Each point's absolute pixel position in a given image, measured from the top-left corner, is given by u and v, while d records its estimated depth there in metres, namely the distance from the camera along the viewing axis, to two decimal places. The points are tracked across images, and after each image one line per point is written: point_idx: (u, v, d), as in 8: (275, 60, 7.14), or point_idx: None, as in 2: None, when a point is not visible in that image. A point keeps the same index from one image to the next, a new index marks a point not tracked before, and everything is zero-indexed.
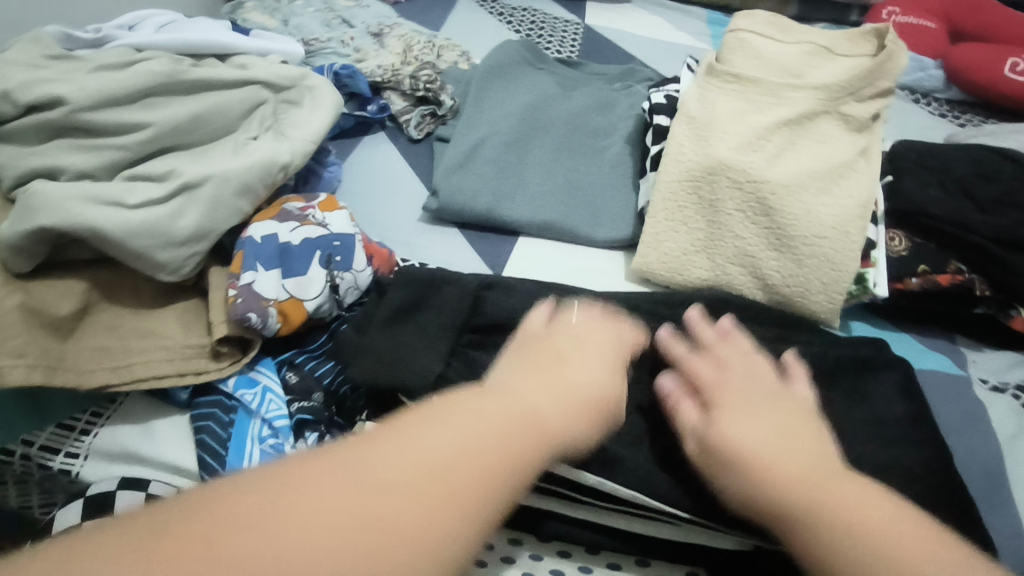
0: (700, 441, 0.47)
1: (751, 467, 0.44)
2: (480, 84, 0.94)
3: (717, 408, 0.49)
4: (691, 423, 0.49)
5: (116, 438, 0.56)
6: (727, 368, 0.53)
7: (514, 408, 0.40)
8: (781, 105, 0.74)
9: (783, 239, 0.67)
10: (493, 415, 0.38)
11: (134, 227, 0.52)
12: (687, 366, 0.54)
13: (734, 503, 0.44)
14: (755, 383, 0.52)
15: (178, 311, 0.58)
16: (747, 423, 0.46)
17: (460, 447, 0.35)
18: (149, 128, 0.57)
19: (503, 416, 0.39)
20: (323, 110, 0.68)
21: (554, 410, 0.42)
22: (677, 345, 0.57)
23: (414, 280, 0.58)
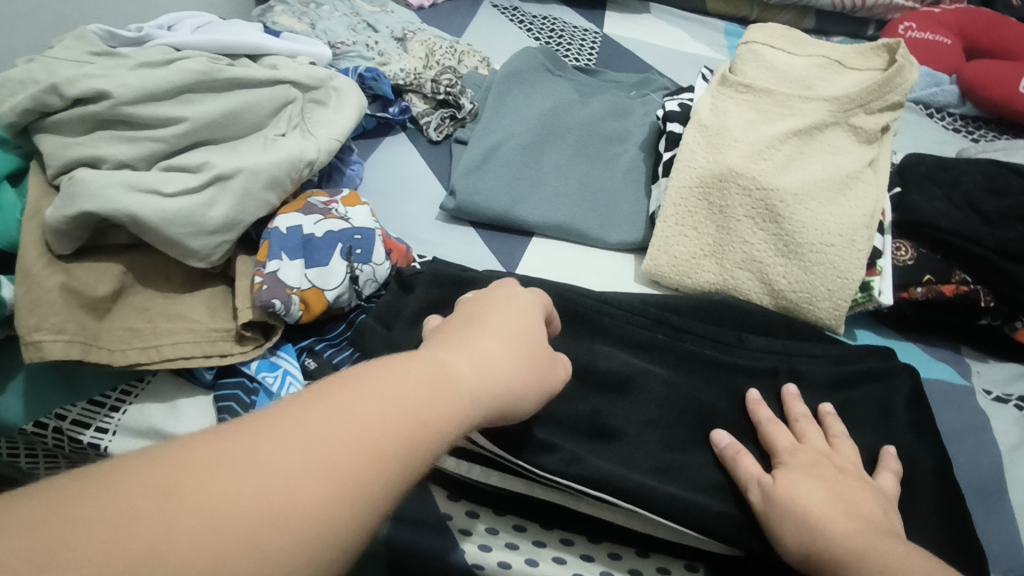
0: (763, 494, 0.50)
1: (807, 519, 0.46)
2: (499, 89, 0.96)
3: (783, 469, 0.51)
4: (753, 476, 0.52)
5: (142, 415, 0.59)
6: (807, 440, 0.54)
7: (430, 372, 0.36)
8: (792, 116, 0.76)
9: (791, 246, 0.69)
10: (423, 374, 0.36)
11: (169, 214, 0.55)
12: (769, 432, 0.55)
13: (789, 555, 0.47)
14: (829, 453, 0.53)
15: (206, 296, 0.60)
16: (808, 483, 0.49)
17: (391, 410, 0.33)
18: (185, 123, 0.60)
19: (435, 371, 0.37)
20: (348, 111, 0.71)
21: (472, 372, 0.38)
22: (765, 410, 0.57)
23: (433, 280, 0.61)
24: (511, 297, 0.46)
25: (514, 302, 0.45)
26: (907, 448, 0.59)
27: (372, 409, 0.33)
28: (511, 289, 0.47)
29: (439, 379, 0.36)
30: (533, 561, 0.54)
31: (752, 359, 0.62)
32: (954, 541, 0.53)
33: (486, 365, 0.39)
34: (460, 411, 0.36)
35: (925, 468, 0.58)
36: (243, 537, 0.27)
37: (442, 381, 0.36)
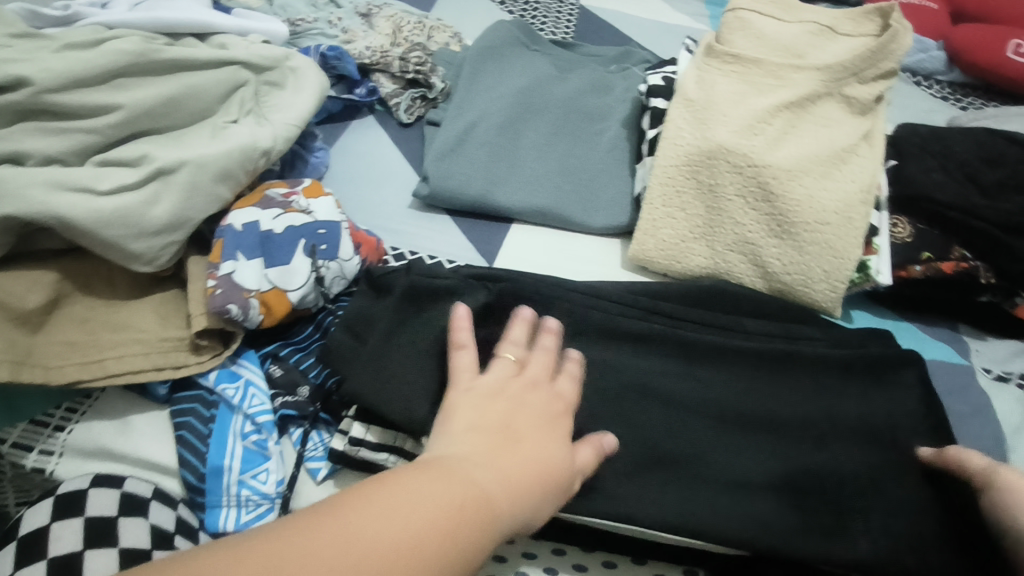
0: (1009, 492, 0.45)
1: None
2: (472, 66, 0.91)
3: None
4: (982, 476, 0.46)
5: (90, 434, 0.54)
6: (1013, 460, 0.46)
7: (464, 488, 0.36)
8: (782, 87, 0.71)
9: (783, 226, 0.66)
10: (452, 488, 0.36)
11: (105, 215, 0.49)
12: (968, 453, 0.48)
13: None
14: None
15: (156, 302, 0.55)
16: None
17: (423, 528, 0.33)
18: (121, 111, 0.54)
19: (470, 484, 0.37)
20: (306, 93, 0.65)
21: (504, 485, 0.38)
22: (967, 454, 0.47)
23: (412, 291, 0.55)
24: (540, 385, 0.46)
25: (545, 403, 0.45)
26: None
27: (399, 520, 0.33)
28: (535, 372, 0.47)
29: (478, 498, 0.36)
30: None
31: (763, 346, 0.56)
32: None
33: (515, 477, 0.38)
34: (489, 532, 0.36)
35: None
36: None
37: (481, 502, 0.36)
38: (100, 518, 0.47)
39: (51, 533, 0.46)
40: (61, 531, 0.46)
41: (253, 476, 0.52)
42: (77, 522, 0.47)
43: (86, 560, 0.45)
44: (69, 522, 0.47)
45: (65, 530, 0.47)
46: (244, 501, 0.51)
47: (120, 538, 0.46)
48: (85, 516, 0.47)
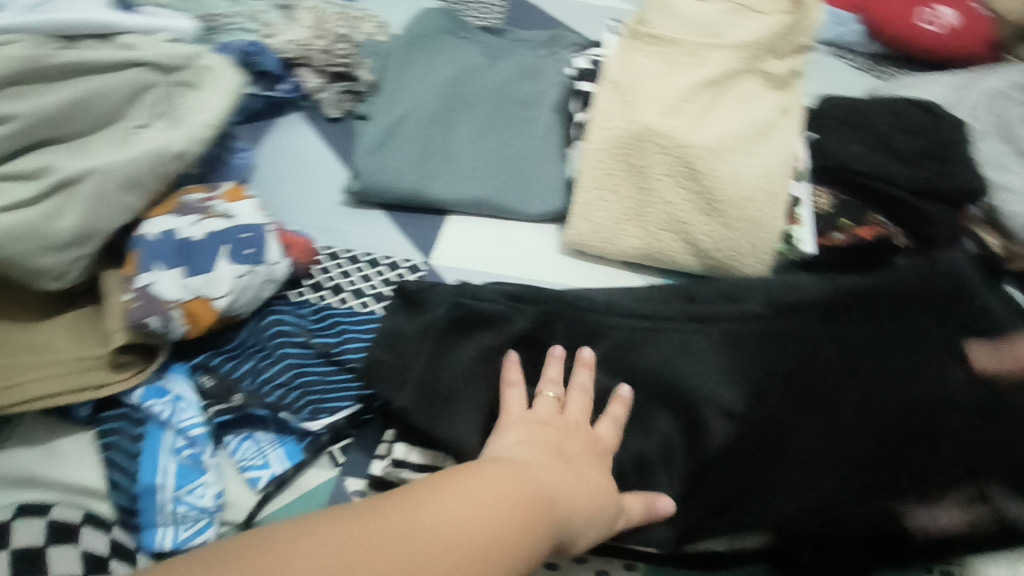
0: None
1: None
2: (400, 56, 0.90)
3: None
4: None
5: (11, 463, 0.51)
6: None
7: (532, 489, 0.39)
8: (702, 66, 0.72)
9: (711, 203, 0.67)
10: (522, 488, 0.38)
11: (5, 231, 0.47)
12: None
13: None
14: None
15: (72, 321, 0.53)
16: None
17: (499, 512, 0.36)
18: (16, 121, 0.52)
19: (535, 483, 0.40)
20: (221, 92, 0.62)
21: (566, 497, 0.41)
22: None
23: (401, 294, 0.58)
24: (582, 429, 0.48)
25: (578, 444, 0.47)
26: None
27: (481, 504, 0.36)
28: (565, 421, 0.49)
29: (541, 499, 0.39)
30: None
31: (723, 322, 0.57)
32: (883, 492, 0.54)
33: (574, 494, 0.42)
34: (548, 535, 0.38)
35: None
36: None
37: (542, 502, 0.38)
38: (28, 548, 0.46)
39: None
40: None
41: (189, 491, 0.50)
42: (3, 555, 0.45)
43: None
44: None
45: None
46: (181, 517, 0.50)
47: (52, 567, 0.45)
48: (11, 548, 0.46)
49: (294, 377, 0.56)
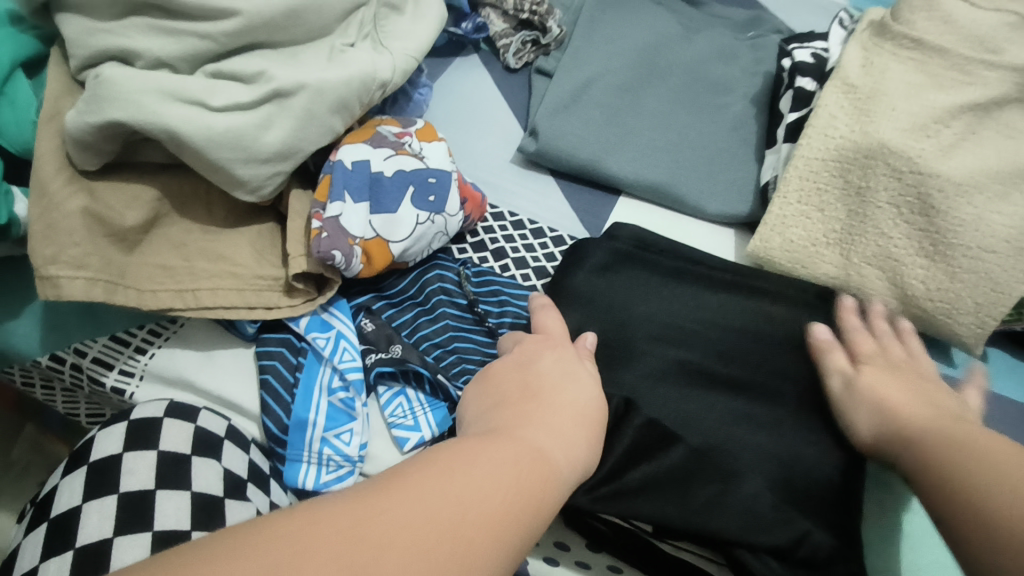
0: None
1: None
2: (592, 14, 0.83)
3: None
4: None
5: (174, 363, 0.51)
6: None
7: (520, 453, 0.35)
8: (970, 85, 0.60)
9: (939, 246, 0.58)
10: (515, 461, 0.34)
11: (217, 134, 0.44)
12: None
13: None
14: None
15: (253, 235, 0.51)
16: None
17: (499, 478, 0.33)
18: (238, 18, 0.48)
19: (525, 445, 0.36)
20: (426, 24, 0.59)
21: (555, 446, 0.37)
22: None
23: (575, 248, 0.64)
24: (570, 381, 0.42)
25: (570, 397, 0.41)
26: None
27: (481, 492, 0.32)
28: (569, 383, 0.42)
29: (534, 460, 0.35)
30: None
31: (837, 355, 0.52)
32: None
33: (559, 440, 0.37)
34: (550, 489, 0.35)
35: None
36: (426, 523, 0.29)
37: (536, 464, 0.35)
38: (174, 455, 0.44)
39: (123, 464, 0.44)
40: (133, 464, 0.44)
41: (336, 435, 0.48)
42: (151, 456, 0.44)
43: (156, 501, 0.42)
44: (140, 456, 0.44)
45: (136, 464, 0.44)
46: (325, 460, 0.48)
47: (193, 481, 0.44)
48: (158, 450, 0.44)
49: (452, 340, 0.53)
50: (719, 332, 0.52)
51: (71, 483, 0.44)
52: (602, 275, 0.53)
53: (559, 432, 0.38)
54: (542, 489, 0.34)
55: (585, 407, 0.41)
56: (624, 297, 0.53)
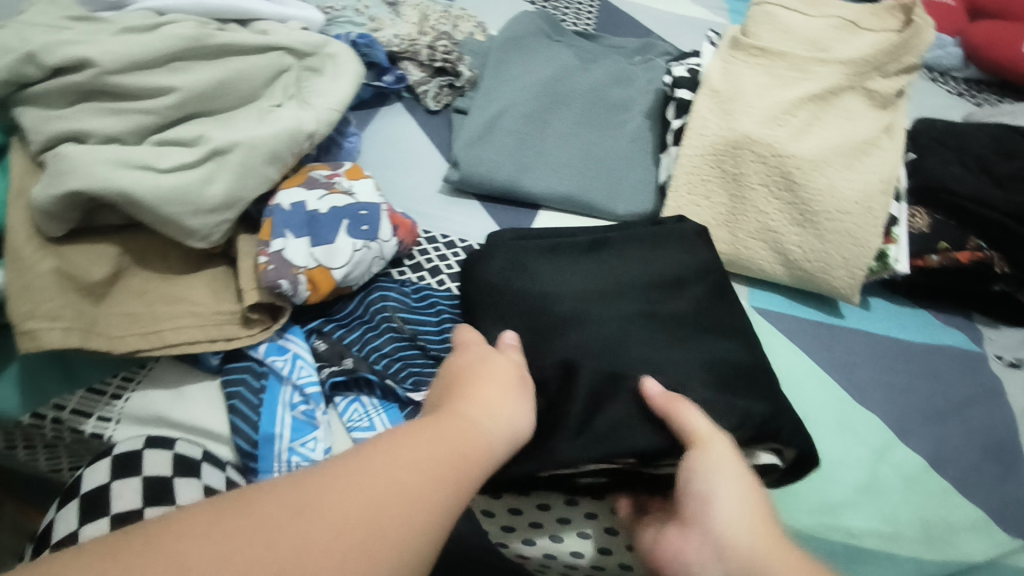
0: None
1: None
2: (498, 56, 0.93)
3: None
4: None
5: (147, 403, 0.56)
6: None
7: (450, 425, 0.39)
8: (807, 80, 0.74)
9: (805, 214, 0.68)
10: (445, 432, 0.38)
11: (167, 192, 0.51)
12: None
13: None
14: None
15: (208, 278, 0.57)
16: None
17: (428, 447, 0.36)
18: (176, 93, 0.56)
19: (455, 419, 0.39)
20: (345, 79, 0.67)
21: (482, 419, 0.41)
22: None
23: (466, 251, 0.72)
24: (498, 371, 0.46)
25: (498, 382, 0.45)
26: (903, 422, 0.61)
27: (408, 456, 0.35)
28: (498, 373, 0.46)
29: (463, 431, 0.39)
30: (557, 537, 0.54)
31: (703, 270, 0.61)
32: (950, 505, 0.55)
33: (485, 412, 0.41)
34: (478, 453, 0.38)
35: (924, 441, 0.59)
36: (352, 488, 0.32)
37: (465, 434, 0.39)
38: (157, 478, 0.50)
39: (112, 490, 0.49)
40: (121, 489, 0.49)
41: (302, 443, 0.54)
42: (136, 481, 0.49)
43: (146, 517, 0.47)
44: (128, 481, 0.49)
45: (125, 489, 0.49)
46: (294, 467, 0.53)
47: (176, 496, 0.49)
48: (143, 475, 0.50)
49: (397, 349, 0.59)
50: (597, 285, 0.59)
51: (67, 513, 0.49)
52: (502, 273, 0.60)
53: (490, 410, 0.42)
54: (469, 456, 0.38)
55: (509, 388, 0.45)
56: (512, 282, 0.60)
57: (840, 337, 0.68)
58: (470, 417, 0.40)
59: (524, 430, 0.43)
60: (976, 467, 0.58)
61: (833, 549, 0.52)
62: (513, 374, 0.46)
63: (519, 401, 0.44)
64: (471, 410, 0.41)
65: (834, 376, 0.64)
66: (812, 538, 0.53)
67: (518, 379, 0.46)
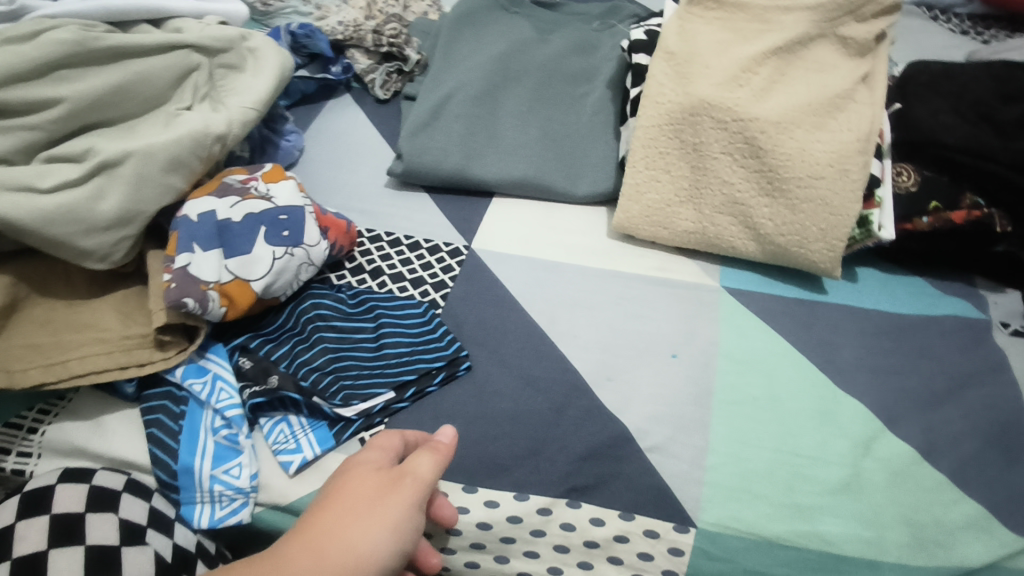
0: None
1: None
2: (449, 34, 0.87)
3: None
4: None
5: (65, 435, 0.53)
6: None
7: (303, 565, 0.37)
8: (770, 32, 0.66)
9: (774, 182, 0.61)
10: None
11: (50, 214, 0.48)
12: None
13: None
14: None
15: (117, 300, 0.54)
16: None
17: None
18: (63, 104, 0.52)
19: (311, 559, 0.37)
20: (265, 74, 0.63)
21: (343, 550, 0.38)
22: None
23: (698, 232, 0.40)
24: (383, 471, 0.42)
25: (373, 489, 0.40)
26: (891, 407, 0.54)
27: None
28: (383, 472, 0.42)
29: (315, 571, 0.37)
30: (503, 558, 0.52)
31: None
32: (941, 504, 0.49)
33: (343, 553, 0.37)
34: None
35: (915, 431, 0.52)
36: None
37: (315, 573, 0.37)
38: (66, 515, 0.47)
39: (17, 532, 0.46)
40: (25, 530, 0.46)
41: (225, 471, 0.51)
42: (44, 520, 0.46)
43: (52, 560, 0.45)
44: (35, 521, 0.46)
45: (30, 530, 0.46)
46: (218, 497, 0.51)
47: (87, 535, 0.46)
48: (52, 514, 0.47)
49: (330, 362, 0.55)
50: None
51: None
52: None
53: (344, 531, 0.38)
54: None
55: (378, 519, 0.39)
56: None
57: (820, 315, 0.61)
58: (335, 551, 0.37)
59: (382, 561, 0.38)
60: (974, 456, 0.51)
61: (805, 556, 0.47)
62: (402, 475, 0.41)
63: (388, 520, 0.39)
64: (337, 539, 0.38)
65: (813, 360, 0.57)
66: (780, 546, 0.48)
67: (406, 484, 0.41)
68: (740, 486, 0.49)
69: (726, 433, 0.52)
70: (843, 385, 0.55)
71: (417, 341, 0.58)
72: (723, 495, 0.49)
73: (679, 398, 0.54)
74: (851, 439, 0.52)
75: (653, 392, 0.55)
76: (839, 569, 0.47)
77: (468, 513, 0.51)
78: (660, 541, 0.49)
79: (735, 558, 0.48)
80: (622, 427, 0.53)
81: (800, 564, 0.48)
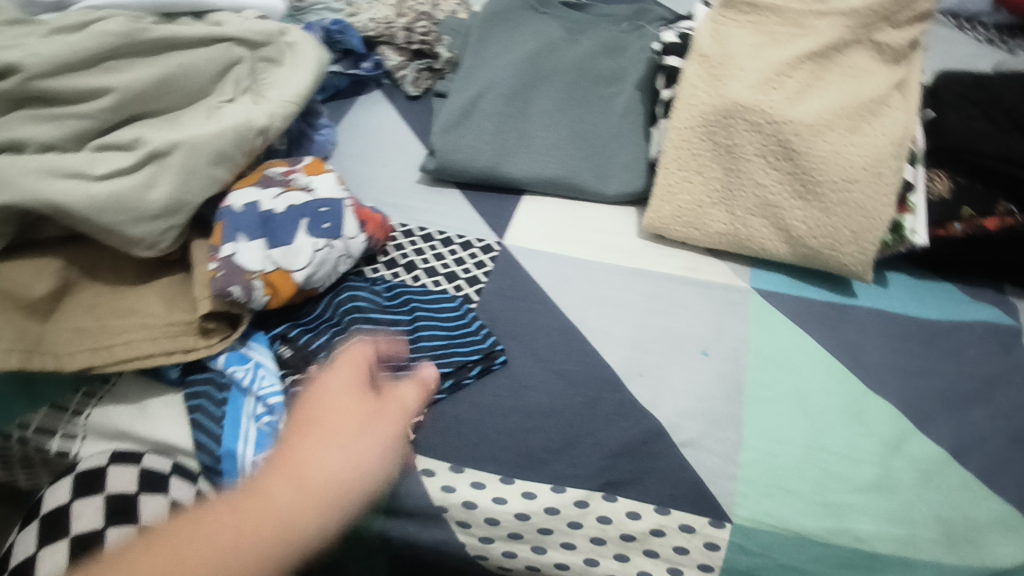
0: None
1: None
2: (479, 33, 0.88)
3: None
4: None
5: (110, 419, 0.54)
6: None
7: (288, 486, 0.35)
8: (805, 36, 0.67)
9: (808, 185, 0.62)
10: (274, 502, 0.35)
11: (102, 201, 0.49)
12: None
13: None
14: None
15: (162, 288, 0.55)
16: None
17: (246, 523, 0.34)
18: (113, 94, 0.54)
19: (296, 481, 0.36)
20: (304, 68, 0.63)
21: (329, 469, 0.36)
22: None
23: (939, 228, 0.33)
24: (366, 395, 0.41)
25: (359, 412, 0.39)
26: (923, 409, 0.55)
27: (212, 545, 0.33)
28: (366, 396, 0.40)
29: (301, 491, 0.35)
30: (539, 548, 0.53)
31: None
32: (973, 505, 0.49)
33: (331, 474, 0.36)
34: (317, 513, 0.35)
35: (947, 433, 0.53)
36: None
37: (300, 494, 0.35)
38: (120, 495, 0.48)
39: (72, 510, 0.47)
40: (81, 509, 0.47)
41: None
42: (98, 500, 0.48)
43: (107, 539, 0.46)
44: (89, 501, 0.48)
45: (86, 508, 0.47)
46: None
47: (140, 516, 0.47)
48: (106, 494, 0.48)
49: None
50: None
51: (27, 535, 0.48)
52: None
53: (329, 452, 0.37)
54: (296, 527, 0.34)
55: (366, 441, 0.38)
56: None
57: (851, 317, 0.62)
58: (322, 471, 0.36)
59: (369, 482, 0.37)
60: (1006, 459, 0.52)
61: (839, 553, 0.48)
62: (386, 401, 0.41)
63: (376, 442, 0.38)
64: (325, 460, 0.36)
65: (845, 361, 0.58)
66: (814, 543, 0.48)
67: (393, 410, 0.40)
68: (775, 483, 0.50)
69: (760, 430, 0.53)
70: (875, 386, 0.56)
71: (453, 333, 0.58)
72: (757, 491, 0.50)
73: (712, 396, 0.55)
74: (883, 440, 0.52)
75: (686, 389, 0.56)
76: (872, 566, 0.48)
77: (506, 503, 0.51)
78: (696, 536, 0.50)
79: (770, 553, 0.49)
80: (656, 422, 0.53)
81: (834, 560, 0.48)
